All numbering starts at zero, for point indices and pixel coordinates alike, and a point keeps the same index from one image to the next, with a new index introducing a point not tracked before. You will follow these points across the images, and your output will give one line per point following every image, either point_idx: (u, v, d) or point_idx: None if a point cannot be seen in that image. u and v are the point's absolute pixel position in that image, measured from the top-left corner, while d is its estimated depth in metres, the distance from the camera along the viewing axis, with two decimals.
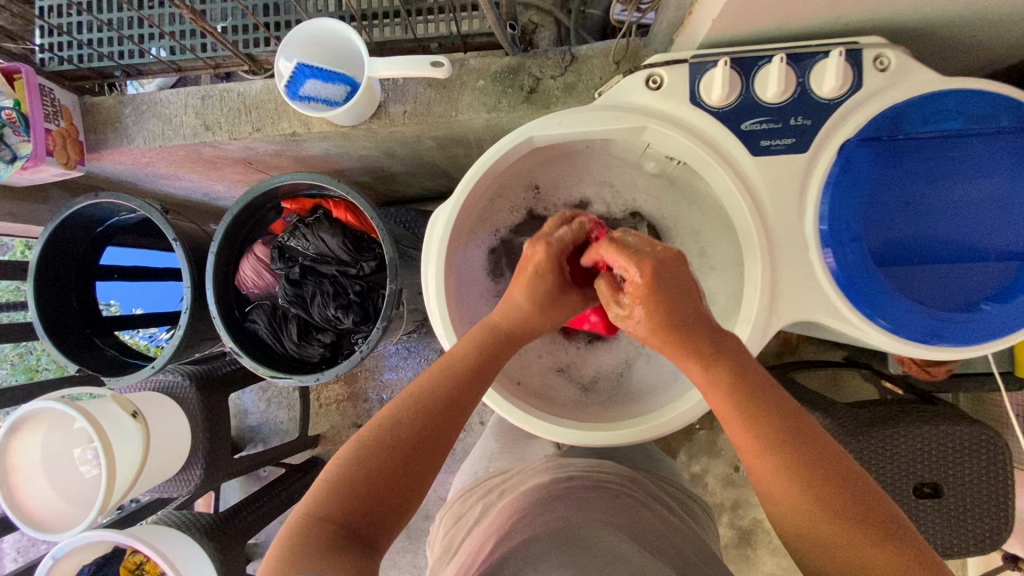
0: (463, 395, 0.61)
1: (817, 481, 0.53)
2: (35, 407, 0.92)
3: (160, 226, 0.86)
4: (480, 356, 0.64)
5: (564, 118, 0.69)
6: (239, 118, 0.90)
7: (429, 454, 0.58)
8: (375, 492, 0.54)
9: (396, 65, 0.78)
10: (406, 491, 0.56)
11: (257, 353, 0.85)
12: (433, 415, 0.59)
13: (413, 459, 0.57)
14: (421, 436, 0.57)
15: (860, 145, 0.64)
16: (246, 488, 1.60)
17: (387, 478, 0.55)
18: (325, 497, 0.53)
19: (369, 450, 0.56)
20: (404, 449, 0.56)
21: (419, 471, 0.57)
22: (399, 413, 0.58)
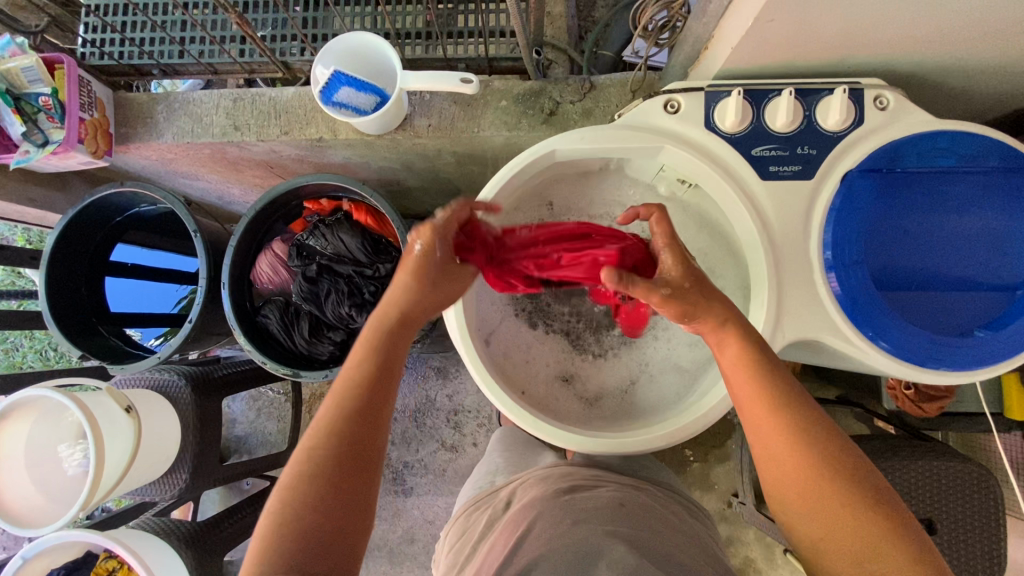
0: (378, 396, 0.57)
1: (823, 460, 0.52)
2: (28, 395, 0.90)
3: (182, 217, 0.88)
4: (384, 357, 0.60)
5: (585, 135, 0.74)
6: (268, 121, 0.94)
7: (358, 466, 0.53)
8: (312, 527, 0.49)
9: (429, 79, 0.82)
10: (346, 513, 0.51)
11: (267, 347, 0.86)
12: (352, 427, 0.55)
13: (340, 478, 0.52)
14: (343, 453, 0.53)
15: (862, 176, 0.68)
16: (226, 501, 1.55)
17: (321, 509, 0.50)
18: (268, 546, 0.48)
19: (293, 487, 0.51)
20: (328, 472, 0.52)
21: (353, 487, 0.52)
22: (322, 435, 0.54)
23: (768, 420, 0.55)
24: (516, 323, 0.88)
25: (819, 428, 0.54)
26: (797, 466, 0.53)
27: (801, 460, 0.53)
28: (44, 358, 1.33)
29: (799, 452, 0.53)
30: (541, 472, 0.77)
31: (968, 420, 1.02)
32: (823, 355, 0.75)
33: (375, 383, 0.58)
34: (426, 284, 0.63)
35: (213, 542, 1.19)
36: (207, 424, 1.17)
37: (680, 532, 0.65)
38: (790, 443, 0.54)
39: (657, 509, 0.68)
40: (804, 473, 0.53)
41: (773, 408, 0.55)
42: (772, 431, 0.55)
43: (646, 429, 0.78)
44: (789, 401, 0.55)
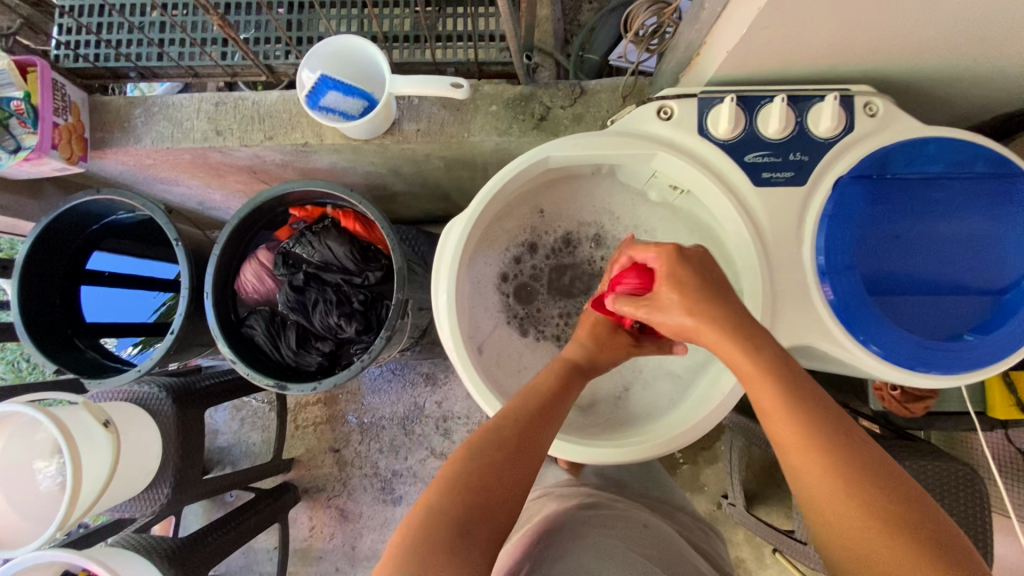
0: (554, 413, 0.63)
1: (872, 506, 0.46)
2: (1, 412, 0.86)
3: (161, 225, 0.85)
4: (565, 385, 0.67)
5: (579, 141, 0.73)
6: (251, 126, 0.91)
7: (527, 458, 0.57)
8: (480, 489, 0.52)
9: (419, 84, 0.80)
10: (508, 491, 0.53)
11: (252, 359, 0.83)
12: (530, 424, 0.60)
13: (513, 459, 0.55)
14: (518, 438, 0.58)
15: (853, 182, 0.68)
16: (208, 514, 1.51)
17: (494, 477, 0.53)
18: (440, 494, 0.51)
19: (473, 450, 0.55)
20: (506, 450, 0.56)
21: (520, 475, 0.55)
22: (504, 420, 0.60)
23: (804, 461, 0.50)
24: (509, 331, 0.87)
25: (861, 469, 0.48)
26: (845, 513, 0.47)
27: (847, 503, 0.47)
28: (16, 370, 1.28)
29: (846, 498, 0.47)
30: (556, 490, 0.79)
31: (952, 419, 1.04)
32: (815, 359, 0.76)
33: (552, 400, 0.64)
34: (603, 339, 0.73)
35: (196, 558, 1.15)
36: (189, 437, 1.14)
37: (675, 547, 0.66)
38: (835, 485, 0.48)
39: (661, 527, 0.69)
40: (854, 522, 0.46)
41: (810, 446, 0.50)
42: (814, 472, 0.50)
43: (642, 437, 0.78)
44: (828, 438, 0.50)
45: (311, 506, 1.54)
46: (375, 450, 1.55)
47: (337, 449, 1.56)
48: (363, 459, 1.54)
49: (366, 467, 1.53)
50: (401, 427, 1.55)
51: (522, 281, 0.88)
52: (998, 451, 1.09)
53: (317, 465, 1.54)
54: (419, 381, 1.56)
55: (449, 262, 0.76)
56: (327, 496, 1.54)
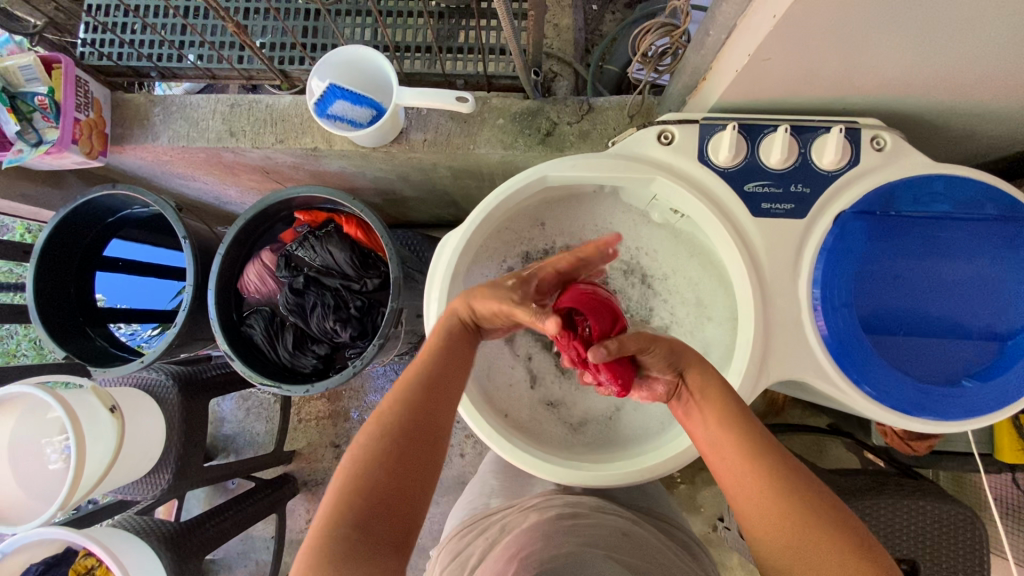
0: (444, 379, 0.60)
1: (805, 506, 0.50)
2: (7, 394, 0.90)
3: (172, 222, 0.88)
4: (453, 345, 0.63)
5: (577, 162, 0.73)
6: (263, 129, 0.94)
7: (421, 441, 0.54)
8: (375, 492, 0.50)
9: (425, 96, 0.82)
10: (407, 483, 0.51)
11: (250, 357, 0.85)
12: (421, 402, 0.56)
13: (406, 447, 0.53)
14: (412, 424, 0.54)
15: (854, 217, 0.67)
16: (210, 500, 1.55)
17: (388, 473, 0.51)
18: (337, 503, 0.49)
19: (366, 447, 0.52)
20: (399, 439, 0.53)
21: (420, 462, 0.53)
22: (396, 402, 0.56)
23: (754, 486, 0.52)
24: (500, 344, 0.87)
25: (793, 474, 0.52)
26: (780, 519, 0.50)
27: (782, 505, 0.50)
28: (37, 349, 1.33)
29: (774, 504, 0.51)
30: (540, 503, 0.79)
31: (957, 458, 1.01)
32: (809, 392, 0.74)
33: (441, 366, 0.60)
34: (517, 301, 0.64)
35: (194, 542, 1.18)
36: (193, 425, 1.17)
37: (659, 559, 0.66)
38: (773, 492, 0.51)
39: (648, 542, 0.68)
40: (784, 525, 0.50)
41: (750, 456, 0.54)
42: (733, 462, 0.55)
43: (628, 460, 0.77)
44: (770, 451, 0.54)
45: (309, 499, 1.57)
46: None
47: (338, 444, 1.58)
48: None
49: None
50: None
51: None
52: (1004, 494, 1.06)
53: (317, 458, 1.57)
54: None
55: (446, 273, 0.77)
56: (325, 491, 1.57)
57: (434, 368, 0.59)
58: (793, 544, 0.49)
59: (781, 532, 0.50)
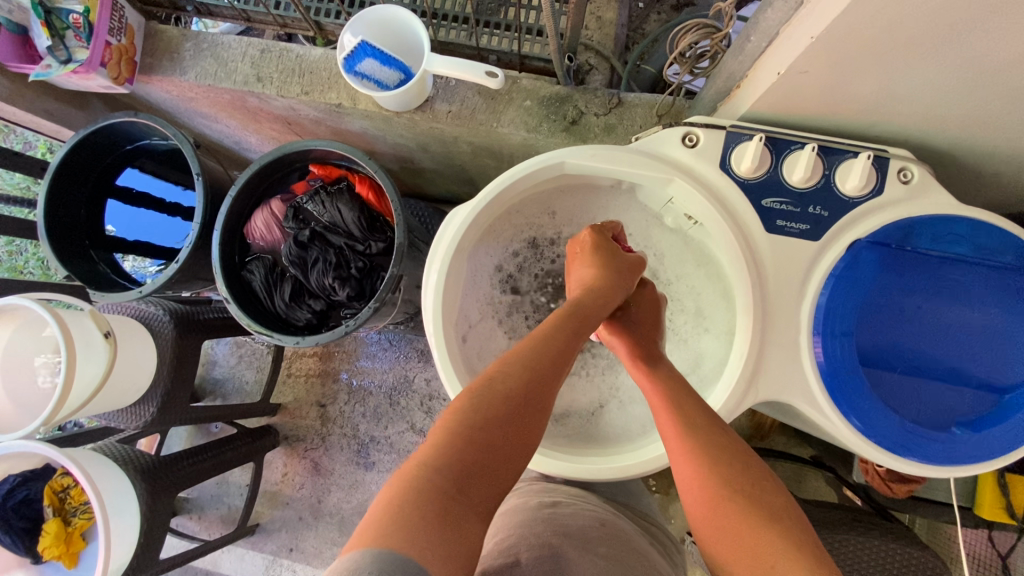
0: (559, 362, 0.61)
1: (721, 479, 0.55)
2: (7, 304, 0.92)
3: (188, 157, 0.88)
4: (575, 333, 0.64)
5: (597, 151, 0.72)
6: (291, 79, 0.94)
7: (531, 415, 0.56)
8: (481, 447, 0.51)
9: (454, 66, 0.81)
10: (512, 450, 0.54)
11: (245, 302, 0.86)
12: (533, 380, 0.58)
13: (520, 418, 0.55)
14: (525, 395, 0.56)
15: (870, 248, 0.66)
16: (191, 439, 1.58)
17: (497, 436, 0.53)
18: (442, 448, 0.50)
19: (480, 402, 0.54)
20: (512, 406, 0.55)
21: (524, 433, 0.55)
22: (511, 370, 0.58)
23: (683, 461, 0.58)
24: (494, 325, 0.87)
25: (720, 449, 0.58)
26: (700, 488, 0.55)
27: (705, 480, 0.55)
28: (44, 267, 1.35)
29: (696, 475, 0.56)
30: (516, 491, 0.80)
31: (935, 508, 1.00)
32: (796, 418, 0.73)
33: (560, 350, 0.62)
34: (607, 269, 0.72)
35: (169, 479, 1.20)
36: (184, 363, 1.19)
37: (635, 553, 0.67)
38: (695, 465, 0.57)
39: (628, 538, 0.69)
40: (707, 498, 0.55)
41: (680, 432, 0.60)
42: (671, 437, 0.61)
43: (605, 459, 0.76)
44: (697, 428, 0.60)
45: (288, 453, 1.59)
46: (358, 413, 1.58)
47: (323, 404, 1.60)
48: (345, 419, 1.58)
49: (346, 428, 1.57)
50: (388, 397, 1.58)
51: (520, 279, 0.88)
52: (977, 550, 1.05)
53: (301, 415, 1.59)
54: (413, 356, 1.58)
55: (450, 245, 0.77)
56: (304, 447, 1.59)
57: (554, 347, 0.62)
58: (716, 514, 0.53)
59: (705, 503, 0.54)
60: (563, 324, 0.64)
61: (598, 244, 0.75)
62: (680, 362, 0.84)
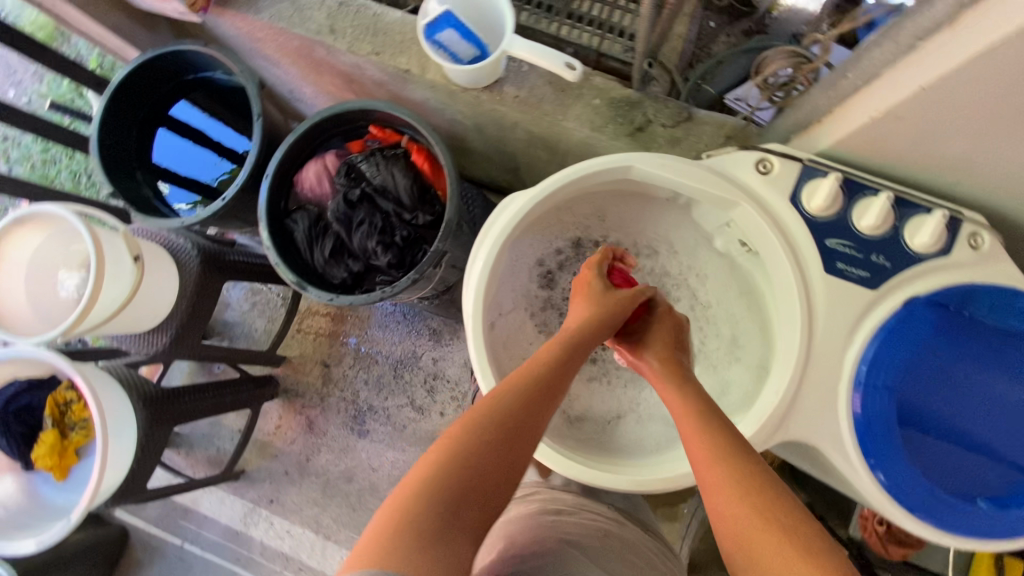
0: (556, 386, 0.62)
1: (757, 511, 0.54)
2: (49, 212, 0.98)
3: (251, 98, 0.88)
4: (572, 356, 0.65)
5: (668, 161, 0.70)
6: (364, 37, 0.94)
7: (527, 439, 0.57)
8: (477, 471, 0.52)
9: (535, 51, 0.80)
10: (508, 473, 0.55)
11: (285, 251, 0.85)
12: (530, 407, 0.59)
13: (515, 442, 0.56)
14: (520, 420, 0.57)
15: (926, 307, 0.65)
16: (192, 376, 1.58)
17: (492, 459, 0.54)
18: (437, 472, 0.51)
19: (476, 426, 0.55)
20: (506, 431, 0.56)
21: (519, 455, 0.56)
22: (508, 395, 0.59)
23: (719, 490, 0.57)
24: (525, 316, 0.87)
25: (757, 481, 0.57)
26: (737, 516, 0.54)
27: (743, 510, 0.55)
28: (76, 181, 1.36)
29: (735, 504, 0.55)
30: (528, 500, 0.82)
31: None
32: (816, 464, 0.72)
33: (551, 375, 0.62)
34: (600, 300, 0.72)
35: (170, 411, 1.22)
36: (203, 300, 1.20)
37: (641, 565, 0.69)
38: (732, 493, 0.56)
39: (634, 552, 0.70)
40: (747, 530, 0.53)
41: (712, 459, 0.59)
42: (700, 463, 0.60)
43: (616, 469, 0.76)
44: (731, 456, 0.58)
45: (285, 406, 1.59)
46: (360, 379, 1.58)
47: (327, 364, 1.60)
48: (347, 383, 1.58)
49: (346, 391, 1.57)
50: (392, 369, 1.57)
51: (560, 276, 0.88)
52: None
53: (304, 371, 1.59)
54: (424, 334, 1.58)
55: (499, 234, 0.76)
56: (302, 403, 1.59)
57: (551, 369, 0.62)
58: (755, 548, 0.52)
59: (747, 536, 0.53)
60: (560, 347, 0.65)
61: (596, 276, 0.76)
62: (706, 387, 0.83)
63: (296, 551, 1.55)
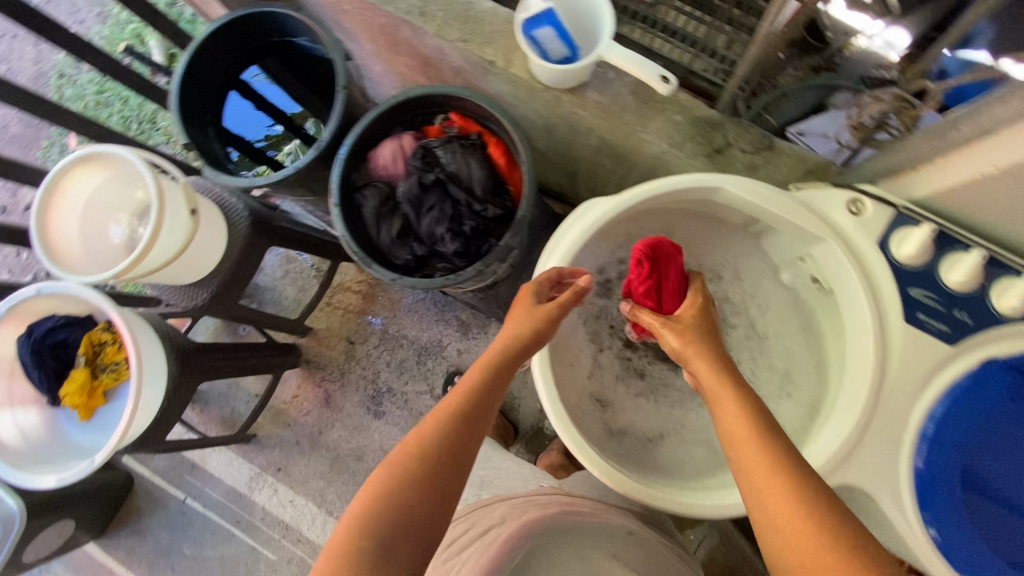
0: (480, 412, 0.66)
1: (825, 521, 0.50)
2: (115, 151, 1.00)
3: (337, 68, 0.88)
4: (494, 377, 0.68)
5: (758, 188, 0.70)
6: (453, 22, 0.93)
7: (453, 467, 0.61)
8: (406, 507, 0.56)
9: (631, 60, 0.79)
10: (440, 500, 0.59)
11: (352, 225, 0.85)
12: (453, 439, 0.62)
13: (442, 471, 0.60)
14: (448, 452, 0.61)
15: (1004, 370, 0.63)
16: (216, 335, 1.59)
17: (419, 493, 0.58)
18: (365, 516, 0.55)
19: (401, 466, 0.59)
20: (431, 463, 0.60)
21: (449, 483, 0.60)
22: (434, 429, 0.62)
23: (783, 503, 0.52)
24: (578, 322, 0.87)
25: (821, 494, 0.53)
26: (802, 530, 0.51)
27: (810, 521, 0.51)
28: None
29: (801, 516, 0.51)
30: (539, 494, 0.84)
31: None
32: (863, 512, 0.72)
33: (475, 406, 0.66)
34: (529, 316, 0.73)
35: (199, 365, 1.23)
36: (246, 261, 1.21)
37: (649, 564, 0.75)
38: (800, 504, 0.52)
39: None
40: (818, 539, 0.50)
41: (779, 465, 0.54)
42: (760, 467, 0.55)
43: (657, 485, 0.75)
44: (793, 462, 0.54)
45: (304, 377, 1.59)
46: (382, 360, 1.58)
47: (351, 341, 1.60)
48: (369, 362, 1.58)
49: (366, 370, 1.58)
50: (416, 355, 1.57)
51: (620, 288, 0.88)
52: None
53: (328, 344, 1.59)
54: (452, 325, 1.57)
55: (573, 240, 0.76)
56: (321, 376, 1.59)
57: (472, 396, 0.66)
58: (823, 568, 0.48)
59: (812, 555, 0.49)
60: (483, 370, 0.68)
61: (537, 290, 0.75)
62: None
63: (296, 522, 1.55)
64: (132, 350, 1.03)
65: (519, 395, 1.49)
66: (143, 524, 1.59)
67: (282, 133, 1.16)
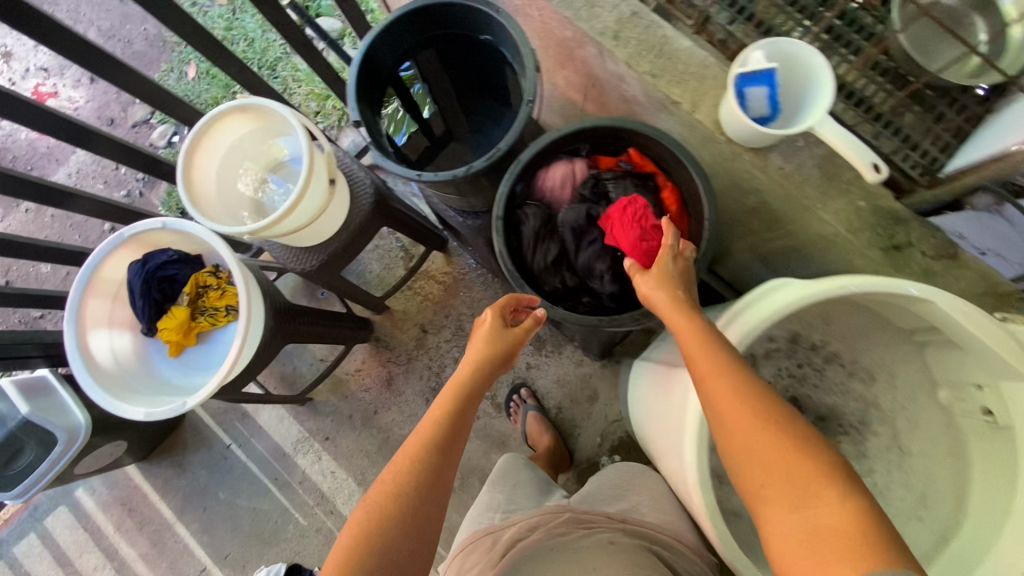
0: (450, 442, 0.69)
1: (818, 471, 0.53)
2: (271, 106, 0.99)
3: (528, 75, 0.84)
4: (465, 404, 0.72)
5: (967, 310, 0.64)
6: (646, 54, 0.91)
7: (427, 497, 0.65)
8: (386, 546, 0.61)
9: (846, 140, 0.74)
10: (418, 530, 0.64)
11: (510, 242, 0.85)
12: (426, 471, 0.66)
13: (418, 503, 0.64)
14: (424, 484, 0.65)
15: None
16: (293, 293, 1.59)
17: (399, 531, 0.63)
18: (348, 559, 0.60)
19: (378, 508, 0.63)
20: (406, 500, 0.64)
21: (426, 510, 0.65)
22: (406, 467, 0.66)
23: (771, 451, 0.55)
24: None
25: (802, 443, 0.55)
26: (791, 482, 0.54)
27: (802, 476, 0.53)
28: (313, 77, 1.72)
29: (792, 464, 0.54)
30: (541, 522, 0.88)
31: None
32: None
33: (446, 436, 0.69)
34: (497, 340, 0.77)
35: (289, 327, 1.23)
36: (361, 235, 1.20)
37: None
38: (792, 461, 0.54)
39: None
40: (812, 485, 0.53)
41: (761, 423, 0.57)
42: (742, 426, 0.58)
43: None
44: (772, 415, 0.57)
45: (371, 353, 1.60)
46: (450, 355, 1.57)
47: (424, 330, 1.59)
48: (437, 354, 1.57)
49: (433, 361, 1.57)
50: None
51: None
52: None
53: (402, 328, 1.59)
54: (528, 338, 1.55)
55: (759, 319, 0.69)
56: (388, 357, 1.59)
57: (440, 427, 0.69)
58: (821, 516, 0.51)
59: (797, 512, 0.53)
60: (453, 396, 0.72)
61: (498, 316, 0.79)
62: None
63: (332, 494, 1.55)
64: (245, 302, 1.04)
65: (580, 424, 1.48)
66: (185, 459, 1.62)
67: (386, 92, 1.03)
